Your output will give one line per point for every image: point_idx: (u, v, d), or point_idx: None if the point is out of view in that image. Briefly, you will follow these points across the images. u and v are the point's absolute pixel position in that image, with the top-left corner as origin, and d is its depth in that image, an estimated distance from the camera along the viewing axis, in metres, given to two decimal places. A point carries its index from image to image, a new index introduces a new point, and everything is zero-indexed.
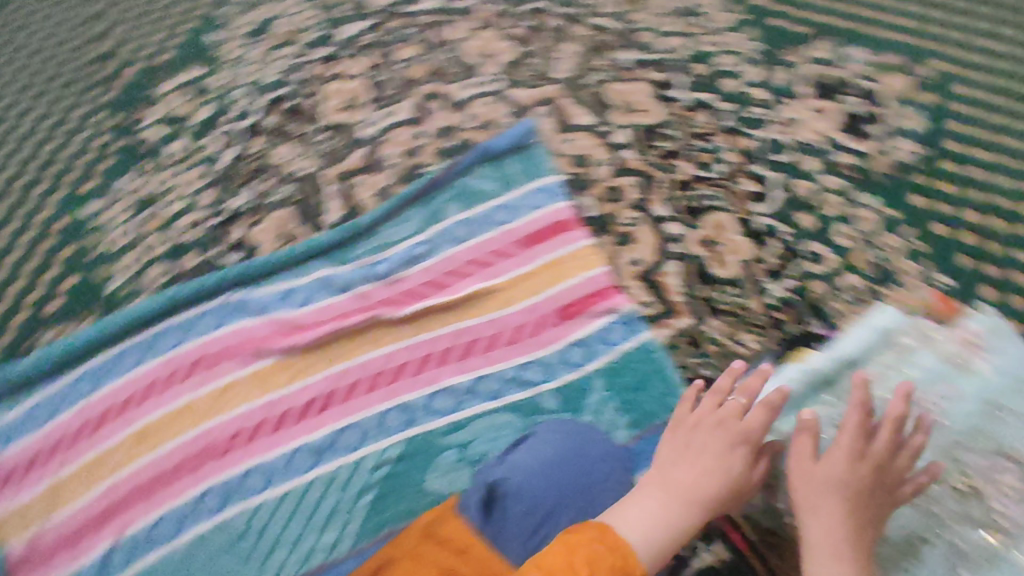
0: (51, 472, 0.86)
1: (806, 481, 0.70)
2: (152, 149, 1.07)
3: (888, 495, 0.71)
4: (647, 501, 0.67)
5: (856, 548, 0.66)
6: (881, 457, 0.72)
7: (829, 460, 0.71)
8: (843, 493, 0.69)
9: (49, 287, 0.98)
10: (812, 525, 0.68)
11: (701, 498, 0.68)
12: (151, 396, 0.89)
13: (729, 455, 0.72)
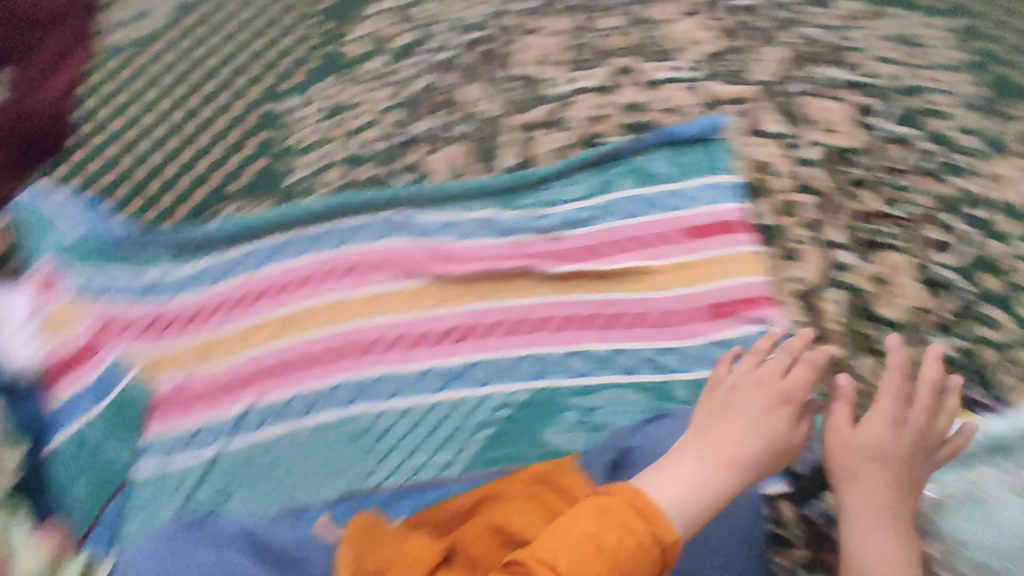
0: (209, 327, 0.94)
1: (845, 453, 0.78)
2: (352, 61, 1.12)
3: (924, 463, 0.79)
4: (686, 462, 0.72)
5: (892, 503, 0.75)
6: (914, 425, 0.79)
7: (865, 432, 0.78)
8: (883, 466, 0.77)
9: (238, 167, 1.05)
10: (855, 494, 0.76)
11: (747, 458, 0.74)
12: (306, 285, 0.94)
13: (769, 417, 0.77)
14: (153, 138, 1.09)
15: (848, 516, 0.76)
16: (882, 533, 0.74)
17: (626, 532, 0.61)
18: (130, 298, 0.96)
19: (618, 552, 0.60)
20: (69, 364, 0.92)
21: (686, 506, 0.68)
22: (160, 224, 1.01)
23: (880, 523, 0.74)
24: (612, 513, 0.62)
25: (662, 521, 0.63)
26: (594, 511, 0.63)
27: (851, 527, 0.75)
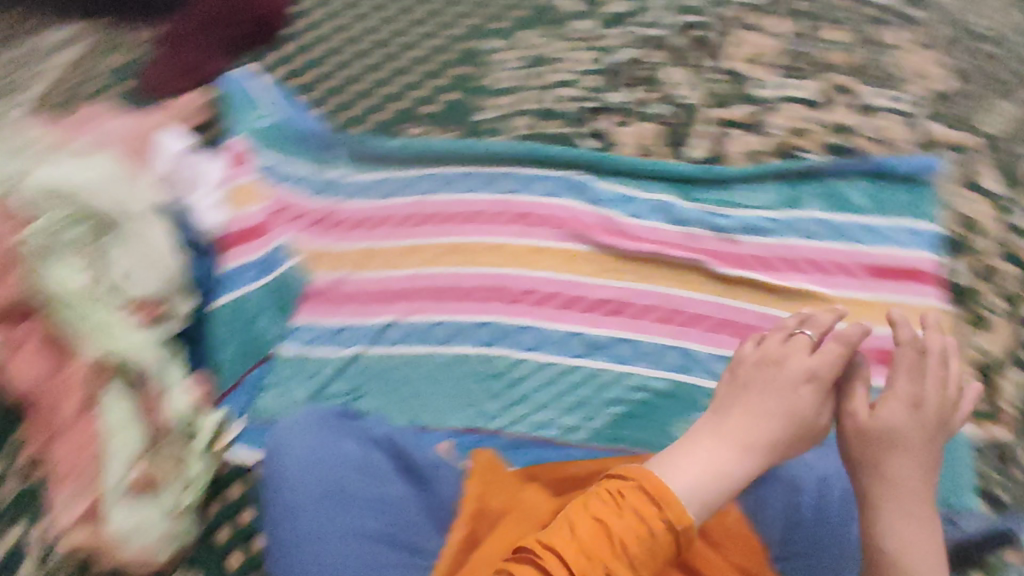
0: (372, 237, 0.96)
1: (863, 442, 0.68)
2: (562, 17, 1.11)
3: (927, 430, 0.69)
4: (699, 448, 0.65)
5: (915, 494, 0.66)
6: (930, 401, 0.70)
7: (886, 415, 0.68)
8: (910, 453, 0.67)
9: (431, 93, 1.07)
10: (879, 484, 0.67)
11: (762, 440, 0.66)
12: (474, 221, 0.95)
13: (780, 394, 0.69)
14: (357, 48, 1.13)
15: (872, 504, 0.67)
16: (908, 521, 0.66)
17: (638, 522, 0.56)
18: (308, 190, 1.00)
19: (629, 541, 0.55)
20: (241, 237, 0.96)
21: (704, 494, 0.61)
22: (350, 128, 1.06)
23: (905, 508, 0.66)
24: (624, 503, 0.57)
25: (674, 509, 0.57)
26: (605, 501, 0.57)
27: (876, 519, 0.66)
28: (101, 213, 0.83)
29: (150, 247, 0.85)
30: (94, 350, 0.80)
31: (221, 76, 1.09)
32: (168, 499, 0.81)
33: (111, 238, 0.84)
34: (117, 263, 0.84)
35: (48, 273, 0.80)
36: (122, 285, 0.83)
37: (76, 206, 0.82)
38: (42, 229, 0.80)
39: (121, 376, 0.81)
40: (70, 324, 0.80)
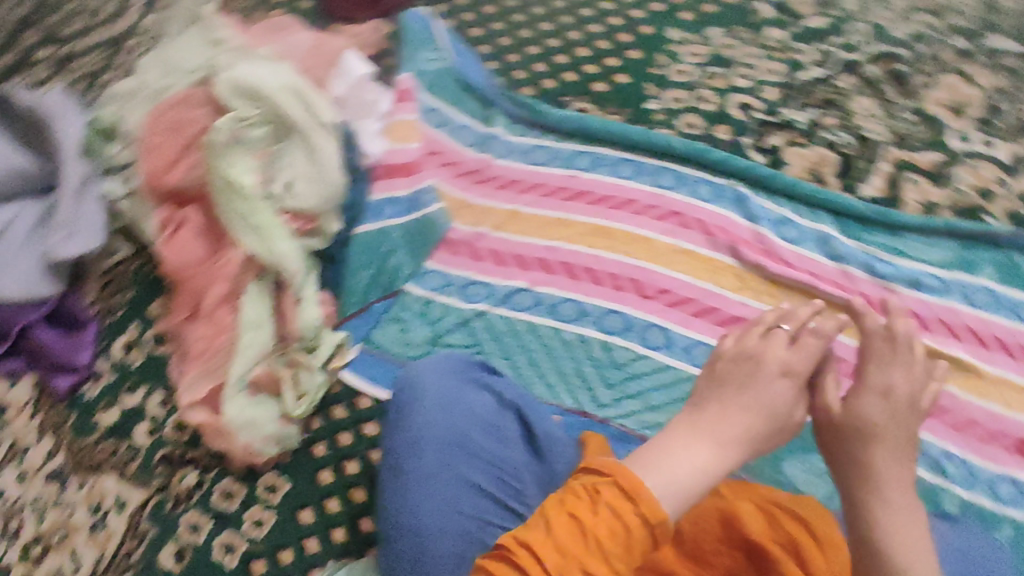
0: (519, 200, 0.96)
1: (829, 432, 0.60)
2: (753, 22, 1.07)
3: (906, 421, 0.59)
4: (668, 445, 0.54)
5: (901, 492, 0.56)
6: (900, 386, 0.60)
7: (860, 406, 0.59)
8: (890, 450, 0.57)
9: (604, 70, 1.03)
10: (859, 484, 0.57)
11: (743, 436, 0.55)
12: (624, 209, 0.94)
13: (754, 387, 0.58)
14: (537, 8, 1.09)
15: (852, 505, 0.57)
16: (900, 520, 0.55)
17: (617, 520, 0.47)
18: (465, 140, 0.99)
19: (606, 539, 0.46)
20: (395, 171, 0.96)
21: (682, 497, 0.51)
22: (518, 89, 1.02)
23: (892, 506, 0.55)
24: (598, 497, 0.48)
25: (647, 503, 0.48)
26: (578, 494, 0.48)
27: (863, 525, 0.56)
28: (285, 120, 0.83)
29: (321, 164, 0.83)
30: (250, 249, 0.81)
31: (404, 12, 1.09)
32: (286, 403, 0.83)
33: (288, 146, 0.83)
34: (287, 170, 0.83)
35: (226, 165, 0.80)
36: (288, 194, 0.83)
37: (264, 108, 0.82)
38: (230, 123, 0.80)
39: (269, 276, 0.83)
40: (234, 219, 0.81)
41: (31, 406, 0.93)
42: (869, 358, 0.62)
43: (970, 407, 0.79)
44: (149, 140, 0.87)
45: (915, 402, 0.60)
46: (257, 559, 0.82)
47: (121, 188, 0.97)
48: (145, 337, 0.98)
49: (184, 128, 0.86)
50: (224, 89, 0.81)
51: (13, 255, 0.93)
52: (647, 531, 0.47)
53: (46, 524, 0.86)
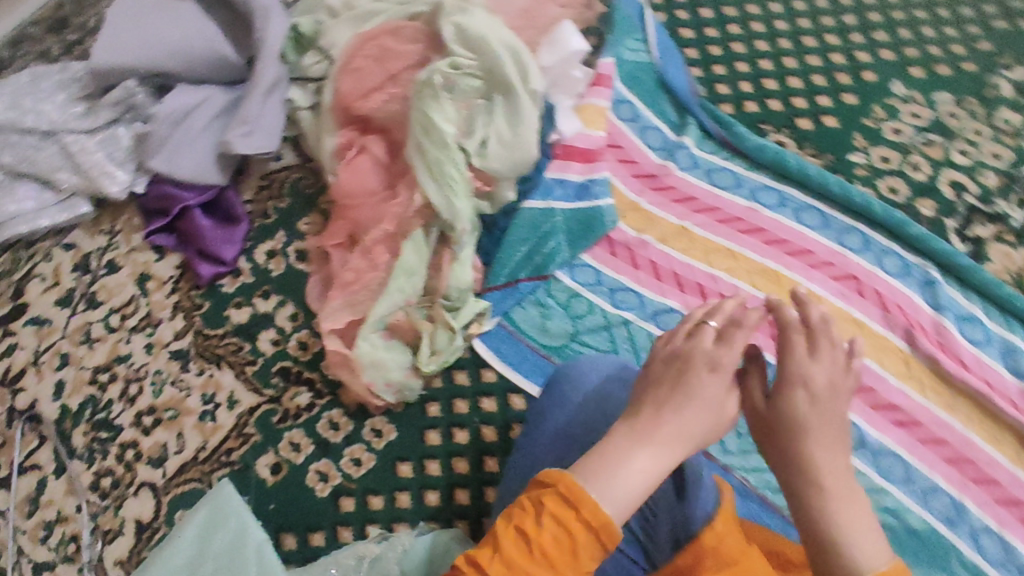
0: (692, 218, 0.91)
1: (764, 426, 0.56)
2: (989, 98, 0.97)
3: (830, 407, 0.54)
4: (614, 454, 0.51)
5: (842, 494, 0.51)
6: (821, 376, 0.55)
7: (786, 405, 0.55)
8: (819, 441, 0.53)
9: (813, 107, 0.96)
10: (801, 480, 0.52)
11: (683, 435, 0.53)
12: (800, 258, 0.89)
13: (686, 389, 0.55)
14: (757, 24, 1.03)
15: (797, 501, 0.52)
16: (844, 507, 0.51)
17: (562, 537, 0.46)
18: (652, 142, 0.95)
19: (551, 551, 0.46)
20: (575, 154, 0.92)
21: (624, 496, 0.49)
22: (719, 104, 0.97)
23: (834, 494, 0.51)
24: (542, 510, 0.47)
25: (585, 512, 0.47)
26: (524, 508, 0.48)
27: (811, 519, 0.51)
28: (498, 77, 0.78)
29: (521, 131, 0.78)
30: (430, 198, 0.77)
31: None
32: (418, 356, 0.81)
33: (493, 103, 0.79)
34: (486, 127, 0.78)
35: (431, 109, 0.76)
36: (482, 152, 0.78)
37: (482, 62, 0.78)
38: (447, 68, 0.77)
39: (440, 228, 0.80)
40: (424, 165, 0.77)
41: (171, 284, 0.97)
42: (794, 348, 0.57)
43: (974, 447, 0.79)
44: (351, 62, 0.85)
45: (833, 384, 0.55)
46: (347, 495, 0.83)
47: (305, 98, 0.97)
48: (286, 248, 0.96)
49: (389, 61, 0.83)
50: (446, 33, 0.79)
51: (193, 138, 0.95)
52: (595, 541, 0.47)
53: (163, 398, 0.91)
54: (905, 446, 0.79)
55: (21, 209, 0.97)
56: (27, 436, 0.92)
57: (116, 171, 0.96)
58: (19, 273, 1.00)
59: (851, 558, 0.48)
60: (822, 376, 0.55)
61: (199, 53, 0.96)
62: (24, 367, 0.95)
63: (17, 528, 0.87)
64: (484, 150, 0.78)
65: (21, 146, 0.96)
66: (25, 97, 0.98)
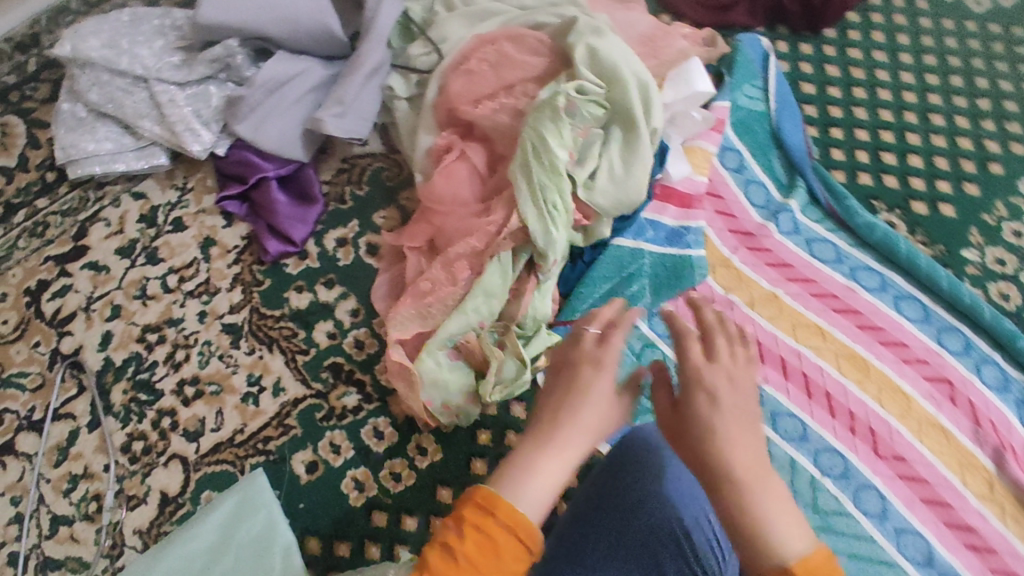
0: (785, 287, 0.86)
1: (675, 432, 0.55)
2: None
3: (732, 404, 0.53)
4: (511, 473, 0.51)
5: (762, 494, 0.50)
6: (719, 378, 0.54)
7: (690, 406, 0.54)
8: (730, 440, 0.52)
9: (932, 191, 0.90)
10: (720, 483, 0.51)
11: (585, 432, 0.54)
12: (892, 350, 0.83)
13: (580, 391, 0.55)
14: (885, 91, 0.96)
15: (721, 505, 0.50)
16: (766, 500, 0.49)
17: (484, 545, 0.46)
18: (755, 198, 0.90)
19: (475, 558, 0.46)
20: (673, 197, 0.87)
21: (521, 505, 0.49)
22: (832, 170, 0.91)
23: (756, 491, 0.50)
24: (463, 523, 0.47)
25: (500, 513, 0.48)
26: (448, 526, 0.48)
27: (746, 527, 0.49)
28: (623, 110, 0.74)
29: (634, 170, 0.73)
30: (528, 224, 0.72)
31: (740, 33, 0.98)
32: (482, 384, 0.77)
33: (611, 135, 0.75)
34: (599, 158, 0.74)
35: (548, 131, 0.72)
36: (590, 184, 0.74)
37: (609, 91, 0.74)
38: (574, 93, 0.73)
39: (529, 255, 0.76)
40: (528, 188, 0.72)
41: (235, 254, 0.94)
42: (688, 352, 0.56)
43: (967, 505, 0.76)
44: (467, 63, 0.81)
45: (731, 381, 0.54)
46: (381, 510, 0.80)
47: (404, 87, 0.92)
48: (357, 239, 0.93)
49: (505, 69, 0.80)
50: (577, 55, 0.75)
51: (285, 109, 0.92)
52: (516, 543, 0.47)
53: (208, 370, 0.88)
54: (950, 548, 0.74)
55: (99, 150, 0.95)
56: (67, 382, 0.90)
57: (201, 129, 0.93)
58: (86, 214, 0.98)
59: (780, 553, 0.47)
60: (719, 374, 0.54)
61: (303, 23, 0.92)
62: (75, 311, 0.93)
63: (42, 475, 0.86)
64: (592, 181, 0.74)
65: (111, 87, 0.94)
66: (121, 36, 0.95)
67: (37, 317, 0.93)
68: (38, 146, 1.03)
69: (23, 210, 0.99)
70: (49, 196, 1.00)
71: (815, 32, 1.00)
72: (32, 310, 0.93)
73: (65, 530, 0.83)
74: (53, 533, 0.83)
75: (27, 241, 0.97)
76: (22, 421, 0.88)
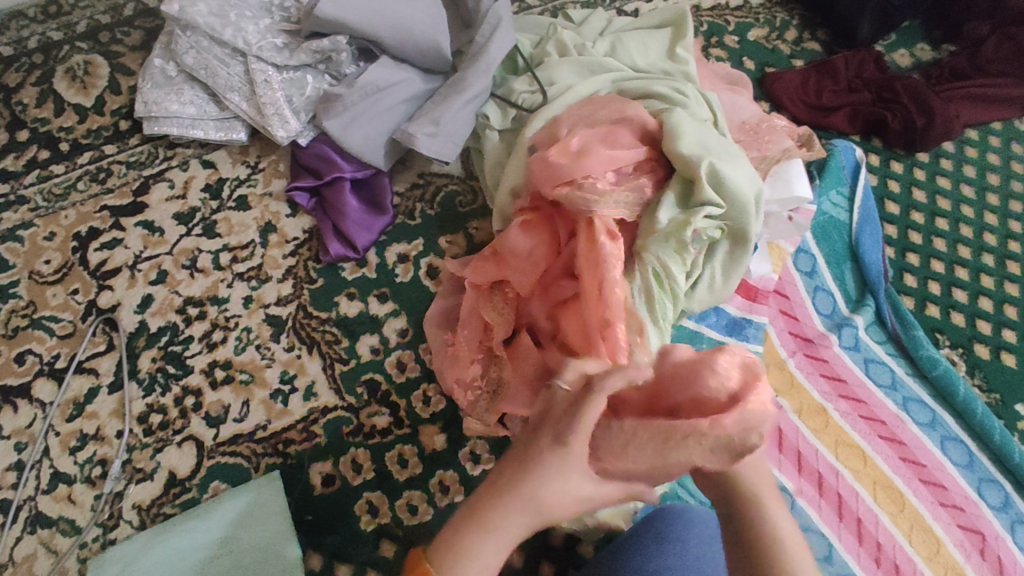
0: (835, 403, 0.83)
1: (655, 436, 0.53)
2: None
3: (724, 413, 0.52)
4: (489, 514, 0.52)
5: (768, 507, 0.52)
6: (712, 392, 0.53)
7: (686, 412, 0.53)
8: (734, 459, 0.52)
9: (997, 338, 0.89)
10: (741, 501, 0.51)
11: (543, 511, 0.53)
12: (934, 490, 0.78)
13: (546, 469, 0.53)
14: (967, 227, 0.96)
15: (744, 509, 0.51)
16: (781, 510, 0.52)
17: None
18: (821, 306, 0.88)
19: None
20: (742, 288, 0.86)
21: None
22: (901, 295, 0.91)
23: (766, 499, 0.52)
24: None
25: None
26: None
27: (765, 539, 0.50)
28: (738, 224, 0.78)
29: (731, 281, 0.81)
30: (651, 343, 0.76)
31: (835, 138, 0.98)
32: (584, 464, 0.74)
33: (717, 246, 0.80)
34: (702, 267, 0.79)
35: (675, 262, 0.77)
36: (689, 294, 0.79)
37: (728, 210, 0.77)
38: (702, 223, 0.76)
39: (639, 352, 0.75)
40: (643, 305, 0.76)
41: (293, 246, 0.92)
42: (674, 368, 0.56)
43: None
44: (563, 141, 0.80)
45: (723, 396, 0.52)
46: (389, 540, 0.77)
47: (499, 120, 0.92)
48: (419, 258, 0.92)
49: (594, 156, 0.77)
50: (699, 171, 0.76)
51: (376, 115, 0.91)
52: None
53: (242, 357, 0.86)
54: None
55: (181, 113, 0.94)
56: (96, 337, 0.88)
57: (290, 116, 0.92)
58: (152, 170, 0.97)
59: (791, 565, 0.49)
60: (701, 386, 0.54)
61: (410, 30, 0.91)
62: (121, 267, 0.91)
63: (51, 427, 0.83)
64: (691, 288, 0.80)
65: (208, 54, 0.93)
66: (229, 8, 0.92)
67: (81, 265, 0.91)
68: (118, 92, 1.02)
69: (89, 152, 0.98)
70: (118, 144, 0.98)
71: (910, 153, 0.99)
72: (77, 256, 0.92)
73: (63, 489, 0.80)
74: (51, 489, 0.80)
75: (86, 184, 0.96)
76: (43, 367, 0.86)
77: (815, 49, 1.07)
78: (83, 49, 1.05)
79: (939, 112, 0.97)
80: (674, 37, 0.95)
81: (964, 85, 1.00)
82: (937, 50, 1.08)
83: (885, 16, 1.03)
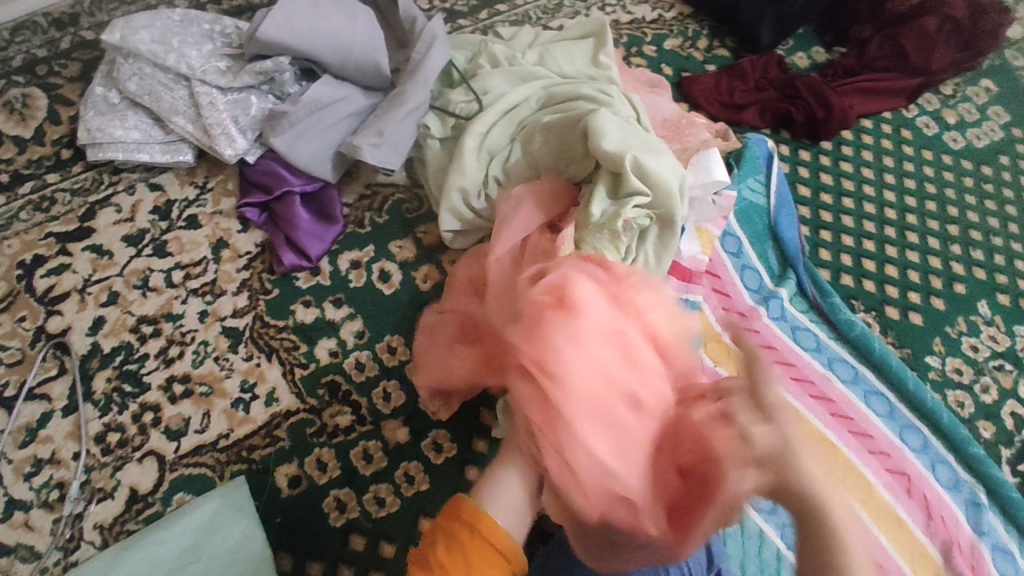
0: (769, 368, 0.89)
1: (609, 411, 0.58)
2: None
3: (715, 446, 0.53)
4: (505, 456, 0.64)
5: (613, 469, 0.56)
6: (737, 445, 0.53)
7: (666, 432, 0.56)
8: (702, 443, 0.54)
9: (904, 299, 0.98)
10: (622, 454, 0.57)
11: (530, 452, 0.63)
12: (862, 440, 0.85)
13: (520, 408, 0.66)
14: (870, 205, 1.06)
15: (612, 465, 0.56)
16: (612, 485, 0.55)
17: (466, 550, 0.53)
18: (749, 283, 0.96)
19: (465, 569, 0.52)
20: (677, 270, 0.91)
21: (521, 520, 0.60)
22: (818, 267, 1.00)
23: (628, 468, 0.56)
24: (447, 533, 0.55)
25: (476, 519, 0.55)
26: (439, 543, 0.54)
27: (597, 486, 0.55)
28: (664, 209, 0.84)
29: (663, 262, 0.86)
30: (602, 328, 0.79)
31: (748, 131, 1.08)
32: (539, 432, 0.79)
33: (648, 231, 0.86)
34: (635, 252, 0.85)
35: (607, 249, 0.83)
36: None
37: (654, 198, 0.83)
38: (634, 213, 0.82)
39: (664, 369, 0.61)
40: None
41: (245, 260, 0.94)
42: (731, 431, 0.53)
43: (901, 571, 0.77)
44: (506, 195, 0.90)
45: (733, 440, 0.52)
46: (359, 534, 0.79)
47: (440, 128, 0.97)
48: (371, 264, 0.95)
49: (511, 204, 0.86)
50: (623, 164, 0.82)
51: (321, 130, 0.95)
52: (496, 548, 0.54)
53: (201, 370, 0.87)
54: None
55: (126, 138, 0.96)
56: (47, 362, 0.87)
57: (236, 135, 0.95)
58: (97, 196, 0.97)
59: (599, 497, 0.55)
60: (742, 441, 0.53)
61: (349, 48, 0.96)
62: (69, 291, 0.91)
63: (4, 455, 0.81)
64: None
65: (151, 80, 0.96)
66: (172, 35, 0.96)
67: (27, 292, 0.90)
68: (58, 122, 1.03)
69: (31, 182, 0.98)
70: (61, 172, 0.99)
71: (814, 142, 1.10)
72: (23, 284, 0.91)
73: (19, 516, 0.78)
74: (6, 517, 0.78)
75: (30, 214, 0.95)
76: None
77: (724, 54, 1.18)
78: (20, 82, 1.06)
79: (835, 104, 1.08)
80: (596, 46, 1.03)
81: (855, 80, 1.12)
82: (830, 51, 1.20)
83: (781, 23, 1.14)
